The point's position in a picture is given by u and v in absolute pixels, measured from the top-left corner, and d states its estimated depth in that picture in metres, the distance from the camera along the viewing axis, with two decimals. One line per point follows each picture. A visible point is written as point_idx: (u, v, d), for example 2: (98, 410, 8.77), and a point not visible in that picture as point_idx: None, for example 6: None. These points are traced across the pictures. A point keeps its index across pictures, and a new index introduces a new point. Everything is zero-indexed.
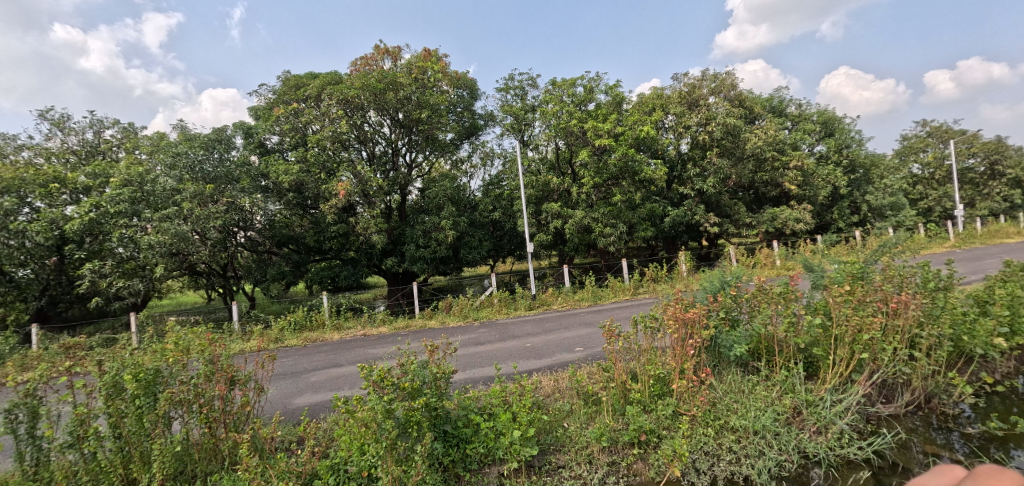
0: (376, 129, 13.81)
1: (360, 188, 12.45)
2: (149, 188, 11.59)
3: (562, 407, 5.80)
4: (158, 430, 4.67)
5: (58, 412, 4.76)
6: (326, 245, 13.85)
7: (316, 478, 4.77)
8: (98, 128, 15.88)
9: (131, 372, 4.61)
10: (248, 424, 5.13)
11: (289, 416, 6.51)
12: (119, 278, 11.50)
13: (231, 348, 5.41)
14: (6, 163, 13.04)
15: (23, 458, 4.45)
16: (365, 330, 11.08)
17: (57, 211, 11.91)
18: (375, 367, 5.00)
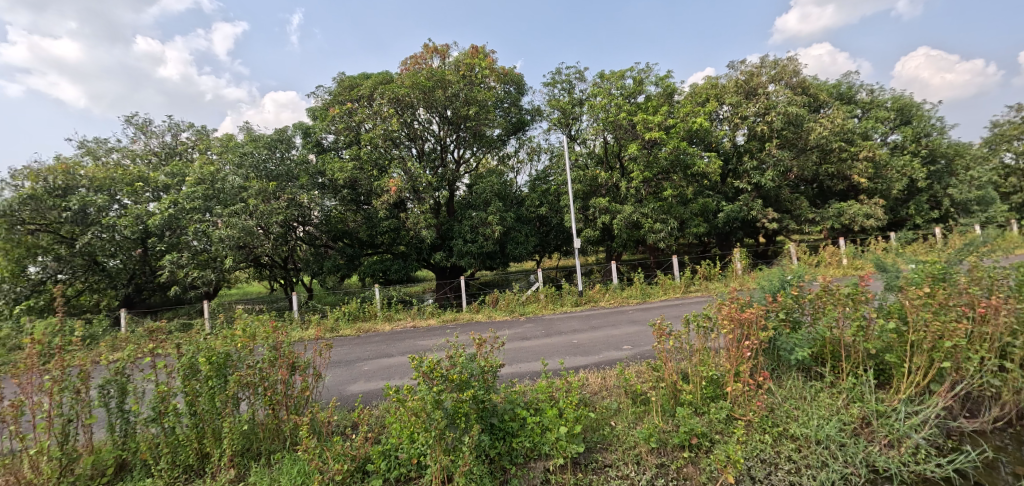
0: (426, 127, 14.00)
1: (410, 184, 12.69)
2: (220, 187, 12.42)
3: (609, 406, 5.67)
4: (228, 409, 4.94)
5: (142, 388, 5.14)
6: (378, 239, 14.22)
7: (369, 464, 4.88)
8: (176, 130, 17.06)
9: (204, 355, 4.91)
10: (306, 407, 5.36)
11: (344, 402, 6.71)
12: (194, 268, 12.26)
13: (292, 336, 5.64)
14: (97, 164, 14.24)
15: (113, 428, 4.92)
16: (414, 322, 11.31)
17: (140, 207, 12.90)
18: (424, 359, 5.04)
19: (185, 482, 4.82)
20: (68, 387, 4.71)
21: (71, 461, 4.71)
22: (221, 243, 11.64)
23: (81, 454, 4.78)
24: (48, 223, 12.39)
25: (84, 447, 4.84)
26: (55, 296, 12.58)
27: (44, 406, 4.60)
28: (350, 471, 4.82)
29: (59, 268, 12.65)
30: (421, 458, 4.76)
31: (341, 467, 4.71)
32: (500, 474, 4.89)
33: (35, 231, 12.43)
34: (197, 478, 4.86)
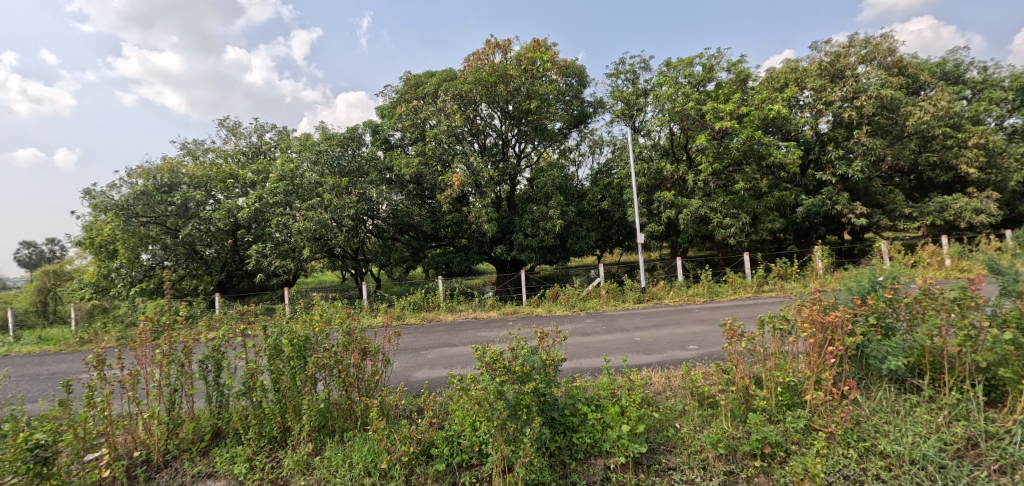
0: (488, 122, 14.04)
1: (472, 179, 12.79)
2: (298, 183, 13.16)
3: (674, 406, 5.41)
4: (306, 388, 5.24)
5: (235, 364, 5.55)
6: (442, 232, 14.48)
7: (433, 448, 4.98)
8: (261, 131, 18.27)
9: (287, 337, 5.21)
10: (375, 391, 5.56)
11: (411, 387, 6.90)
12: (276, 258, 13.22)
13: (364, 322, 5.87)
14: (195, 163, 15.51)
15: (210, 399, 5.35)
16: (476, 313, 11.46)
17: (230, 202, 14.04)
18: (488, 349, 5.10)
19: (268, 454, 5.13)
20: (175, 360, 5.24)
21: (176, 425, 5.29)
22: (301, 235, 12.42)
23: (183, 421, 5.34)
24: (156, 216, 13.73)
25: (185, 414, 5.41)
26: (162, 281, 13.84)
27: (156, 376, 5.22)
28: (415, 453, 4.93)
29: (165, 256, 13.82)
30: (483, 446, 4.76)
31: (407, 449, 4.84)
32: (560, 468, 4.80)
33: (146, 223, 13.73)
34: (279, 450, 5.16)
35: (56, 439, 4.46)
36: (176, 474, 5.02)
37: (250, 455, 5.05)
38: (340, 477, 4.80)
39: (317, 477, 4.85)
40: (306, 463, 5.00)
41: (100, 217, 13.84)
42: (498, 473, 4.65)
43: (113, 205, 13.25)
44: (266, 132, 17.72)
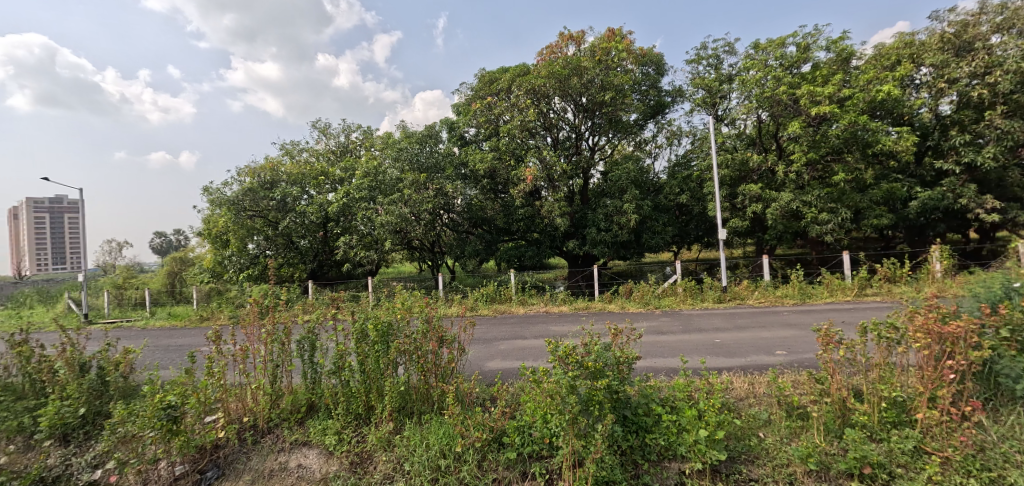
0: (561, 115, 13.82)
1: (545, 173, 12.67)
2: (381, 179, 13.79)
3: (758, 416, 4.98)
4: (388, 371, 5.48)
5: (326, 346, 5.95)
6: (514, 226, 14.48)
7: (504, 436, 5.02)
8: (348, 131, 19.27)
9: (372, 323, 5.48)
10: (451, 378, 5.72)
11: (485, 377, 6.96)
12: (361, 249, 13.87)
13: (440, 311, 6.09)
14: (292, 161, 16.69)
15: (306, 376, 5.77)
16: (547, 307, 11.37)
17: (322, 197, 15.00)
18: (560, 344, 5.00)
19: (354, 429, 5.41)
20: (277, 339, 5.81)
21: (276, 396, 5.76)
22: (383, 228, 13.01)
23: (282, 393, 5.80)
24: (260, 210, 14.94)
25: (284, 388, 5.88)
26: (265, 268, 15.07)
27: (260, 353, 5.81)
28: (487, 440, 5.00)
29: (267, 246, 15.05)
30: (554, 439, 4.71)
31: (480, 435, 4.93)
32: (632, 468, 4.64)
33: (253, 216, 14.96)
34: (364, 426, 5.42)
35: (184, 402, 4.96)
36: (277, 440, 5.46)
37: (339, 429, 5.36)
38: (417, 457, 4.97)
39: (398, 454, 5.06)
40: (388, 441, 5.22)
41: (215, 211, 15.28)
42: (568, 466, 4.60)
43: (226, 201, 14.51)
44: (354, 132, 18.72)
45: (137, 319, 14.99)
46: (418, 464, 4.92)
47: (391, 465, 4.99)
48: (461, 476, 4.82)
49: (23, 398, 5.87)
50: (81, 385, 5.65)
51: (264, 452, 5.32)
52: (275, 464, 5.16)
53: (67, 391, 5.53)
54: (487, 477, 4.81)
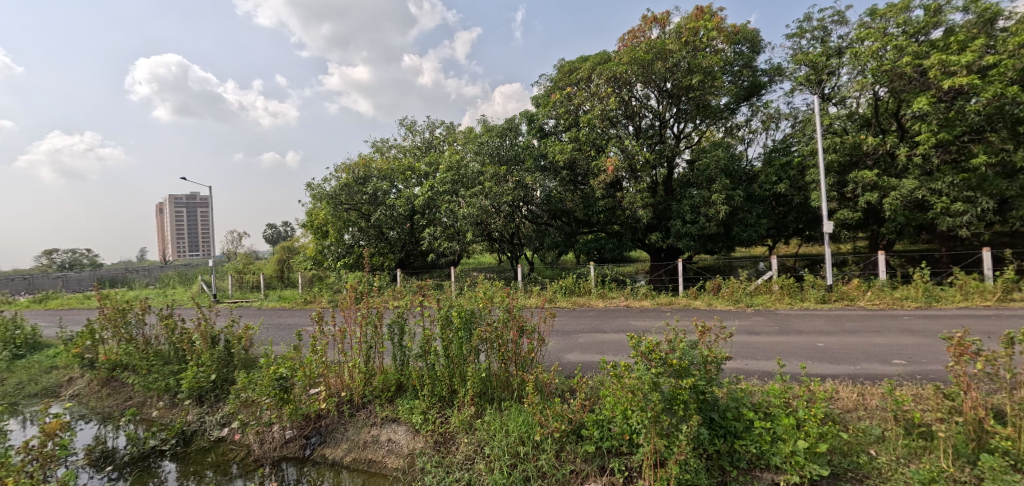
0: (644, 103, 13.15)
1: (626, 163, 12.18)
2: (463, 172, 14.04)
3: (869, 430, 4.46)
4: (471, 357, 5.54)
5: (414, 331, 6.11)
6: (594, 218, 14.08)
7: (583, 429, 4.90)
8: (433, 127, 19.82)
9: (456, 310, 5.56)
10: (531, 367, 5.67)
11: (564, 368, 6.81)
12: (444, 240, 14.29)
13: (521, 301, 6.09)
14: (382, 157, 17.49)
15: (395, 357, 5.94)
16: (627, 301, 10.97)
17: (409, 191, 15.60)
18: (643, 339, 4.74)
19: (438, 410, 5.52)
20: (371, 321, 6.06)
21: (369, 375, 6.00)
22: (465, 220, 13.31)
23: (374, 372, 6.03)
24: (354, 204, 15.82)
25: (376, 368, 6.09)
26: (359, 257, 16.00)
27: (357, 334, 6.12)
28: (566, 431, 4.94)
29: (360, 237, 15.93)
30: (635, 437, 4.53)
31: (558, 426, 4.89)
32: (718, 474, 4.39)
33: (348, 209, 15.92)
34: (447, 408, 5.51)
35: (293, 374, 5.75)
36: (370, 415, 5.74)
37: (424, 409, 5.49)
38: (497, 441, 5.02)
39: (478, 438, 5.13)
40: (470, 424, 5.30)
41: (317, 205, 16.46)
42: (649, 465, 4.41)
43: (325, 196, 15.59)
44: (438, 128, 19.25)
45: (252, 299, 16.66)
46: (498, 448, 4.98)
47: (472, 447, 5.09)
48: (540, 464, 4.82)
49: (168, 363, 6.92)
50: (212, 354, 6.51)
51: (358, 423, 5.70)
52: (368, 437, 5.56)
53: (201, 359, 6.45)
54: (564, 469, 4.77)
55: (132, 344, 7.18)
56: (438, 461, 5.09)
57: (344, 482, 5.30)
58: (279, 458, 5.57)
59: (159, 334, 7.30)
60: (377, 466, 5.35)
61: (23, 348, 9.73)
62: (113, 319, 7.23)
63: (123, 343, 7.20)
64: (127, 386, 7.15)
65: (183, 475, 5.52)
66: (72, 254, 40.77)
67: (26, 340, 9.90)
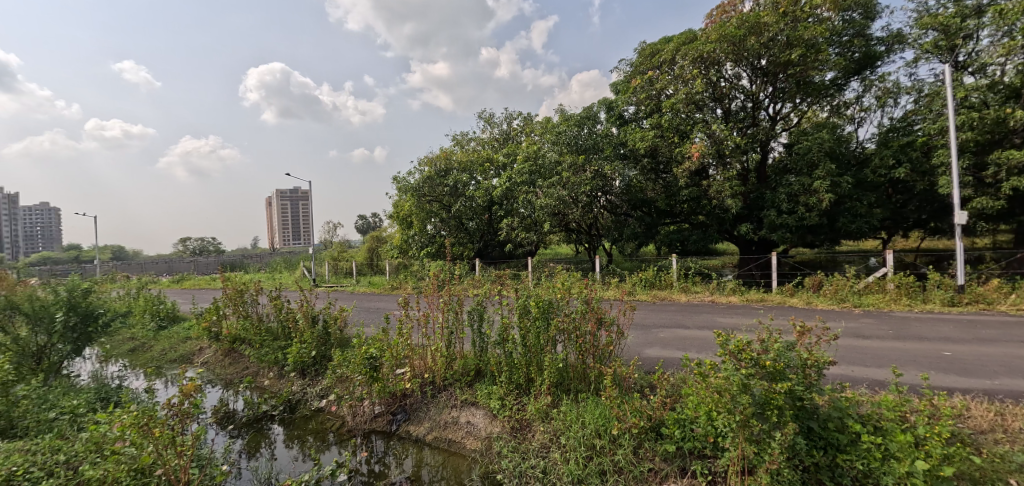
0: (734, 83, 12.17)
1: (714, 149, 11.35)
2: (541, 162, 13.86)
3: (1010, 457, 3.83)
4: (548, 347, 5.46)
5: (493, 318, 6.14)
6: (678, 208, 13.34)
7: (662, 427, 4.62)
8: (511, 119, 19.78)
9: (534, 299, 5.49)
10: (609, 360, 5.47)
11: (644, 363, 6.50)
12: (522, 230, 14.31)
13: (600, 293, 5.87)
14: (462, 150, 17.76)
15: (475, 343, 6.07)
16: (713, 297, 10.28)
17: (487, 182, 15.80)
18: (732, 336, 4.40)
19: (516, 397, 5.48)
20: (452, 308, 6.19)
21: (450, 359, 6.11)
22: (542, 211, 13.24)
23: (455, 357, 6.15)
24: (437, 196, 16.26)
25: (456, 352, 6.22)
26: (442, 246, 16.45)
27: (439, 319, 6.28)
28: (644, 428, 4.67)
29: (442, 227, 16.32)
30: (720, 441, 4.23)
31: (637, 422, 4.63)
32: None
33: (430, 201, 16.39)
34: (524, 396, 5.46)
35: (381, 354, 5.95)
36: (451, 397, 5.85)
37: (502, 395, 5.47)
38: (573, 432, 4.89)
39: (554, 427, 5.02)
40: (546, 413, 5.20)
41: (402, 197, 17.14)
42: (735, 472, 4.11)
43: (410, 188, 16.20)
44: (515, 120, 19.17)
45: (346, 285, 17.83)
46: (575, 439, 4.84)
47: (548, 436, 4.99)
48: (616, 459, 4.61)
49: (277, 339, 7.48)
50: (312, 332, 7.06)
51: (439, 404, 5.82)
52: (449, 417, 5.64)
53: (303, 337, 6.98)
54: (642, 466, 4.52)
55: (249, 320, 7.95)
56: (514, 447, 5.04)
57: (426, 457, 5.39)
58: (369, 431, 5.80)
59: (269, 312, 8.01)
60: (456, 446, 5.40)
61: (165, 320, 11.07)
62: (234, 298, 8.09)
63: (241, 318, 8.01)
64: (244, 357, 7.87)
65: (290, 438, 5.90)
66: (201, 241, 45.95)
67: (168, 313, 11.27)
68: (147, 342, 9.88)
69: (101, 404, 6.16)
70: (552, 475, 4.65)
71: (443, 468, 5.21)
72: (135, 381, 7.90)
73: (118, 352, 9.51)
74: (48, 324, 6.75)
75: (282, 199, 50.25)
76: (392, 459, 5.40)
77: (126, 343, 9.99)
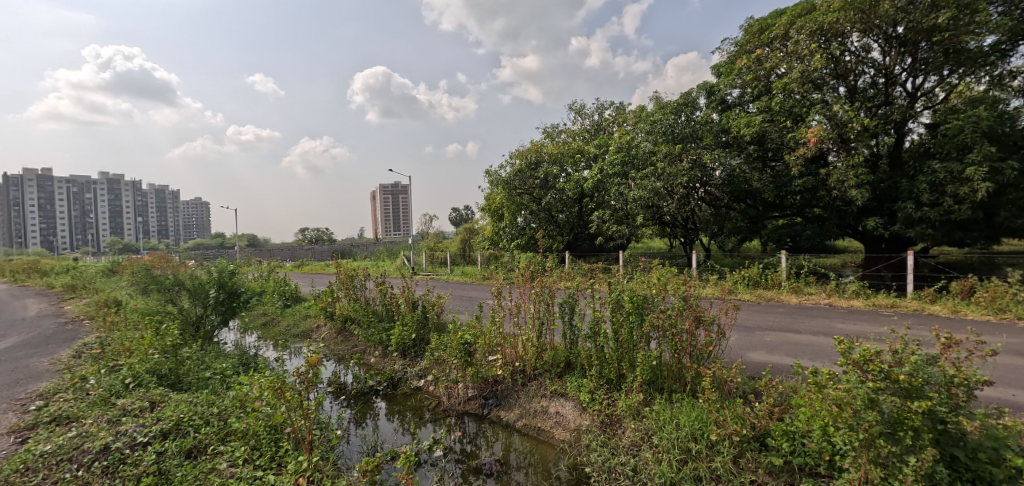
0: (862, 56, 10.68)
1: (835, 133, 10.09)
2: (635, 153, 13.28)
3: None
4: (641, 344, 5.17)
5: (585, 311, 5.94)
6: (789, 200, 12.11)
7: (768, 438, 4.18)
8: (603, 109, 19.17)
9: (628, 294, 5.23)
10: (707, 362, 5.07)
11: (750, 368, 5.95)
12: (613, 223, 13.92)
13: (700, 289, 5.44)
14: (553, 141, 17.56)
15: (565, 335, 5.91)
16: (830, 299, 9.22)
17: (578, 174, 15.42)
18: (856, 345, 3.83)
19: (607, 392, 5.28)
20: (543, 299, 6.09)
21: (541, 349, 6.05)
22: (635, 203, 12.75)
23: (546, 347, 6.07)
24: (528, 188, 16.30)
25: (547, 343, 6.15)
26: (532, 238, 16.44)
27: (531, 309, 6.23)
28: (747, 437, 4.26)
29: (532, 220, 16.34)
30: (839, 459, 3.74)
31: (738, 429, 4.25)
32: None
33: (521, 194, 16.46)
34: (615, 391, 5.24)
35: (475, 340, 6.02)
36: (540, 387, 5.77)
37: (592, 388, 5.31)
38: (667, 433, 4.57)
39: (646, 426, 4.74)
40: (637, 411, 4.93)
41: (494, 189, 17.41)
42: None
43: (502, 181, 16.38)
44: (608, 109, 18.55)
45: (442, 273, 18.58)
46: (668, 441, 4.52)
47: (639, 434, 4.71)
48: (714, 466, 4.23)
49: (381, 320, 7.91)
50: (413, 316, 7.39)
51: (529, 393, 5.75)
52: (539, 406, 5.56)
53: (405, 320, 7.33)
54: (743, 477, 4.11)
55: (358, 302, 8.52)
56: (604, 442, 4.82)
57: (515, 443, 5.35)
58: (462, 412, 5.89)
59: (375, 297, 8.51)
60: (545, 435, 5.30)
61: (290, 299, 12.25)
62: (346, 282, 8.78)
63: (351, 300, 8.62)
64: (354, 336, 8.43)
65: (391, 412, 6.16)
66: (318, 231, 50.64)
67: (291, 294, 12.47)
68: (276, 318, 11.01)
69: (243, 368, 6.89)
70: (642, 474, 4.37)
71: (531, 454, 5.14)
72: (268, 351, 8.79)
73: (253, 325, 10.69)
74: (204, 298, 7.70)
75: (385, 192, 53.68)
76: (483, 441, 5.42)
77: (259, 317, 11.22)
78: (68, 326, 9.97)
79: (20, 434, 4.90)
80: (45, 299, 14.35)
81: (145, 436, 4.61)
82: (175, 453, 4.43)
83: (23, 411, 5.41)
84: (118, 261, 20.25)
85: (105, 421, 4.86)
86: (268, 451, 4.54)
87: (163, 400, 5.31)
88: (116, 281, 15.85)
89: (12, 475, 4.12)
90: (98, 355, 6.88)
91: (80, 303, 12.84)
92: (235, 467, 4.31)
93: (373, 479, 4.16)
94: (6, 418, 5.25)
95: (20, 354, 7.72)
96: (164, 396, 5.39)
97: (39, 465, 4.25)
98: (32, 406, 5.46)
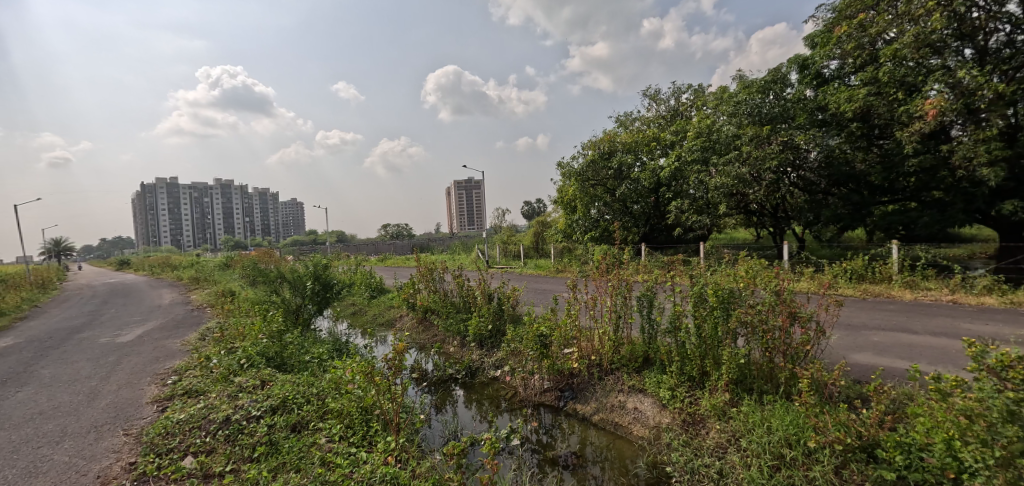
0: (994, 12, 9.21)
1: (960, 102, 8.80)
2: (716, 138, 12.47)
3: None
4: (727, 341, 4.80)
5: (665, 305, 5.61)
6: (899, 183, 10.81)
7: (877, 449, 3.69)
8: (680, 92, 18.20)
9: (712, 287, 4.87)
10: (804, 362, 4.59)
11: (855, 371, 5.35)
12: (694, 213, 13.24)
13: (795, 283, 4.91)
14: (627, 129, 16.99)
15: (643, 330, 5.63)
16: (953, 296, 8.10)
17: (654, 163, 14.78)
18: (990, 349, 3.30)
19: (689, 390, 4.96)
20: (620, 292, 5.84)
21: (618, 343, 5.80)
22: (718, 191, 12.01)
23: (623, 341, 5.81)
24: (601, 179, 15.87)
25: (625, 337, 5.88)
26: (607, 230, 16.05)
27: (608, 303, 5.98)
28: (851, 446, 3.79)
29: (607, 211, 15.94)
30: (966, 479, 3.16)
31: (841, 437, 3.80)
32: None
33: (595, 185, 16.09)
34: (698, 389, 4.91)
35: (551, 333, 5.90)
36: (618, 381, 5.54)
37: (672, 385, 5.01)
38: (757, 437, 4.19)
39: (733, 428, 4.38)
40: (723, 411, 4.57)
41: (567, 181, 17.18)
42: None
43: (575, 173, 16.12)
44: (685, 92, 17.58)
45: (517, 266, 18.72)
46: (758, 444, 4.15)
47: (725, 436, 4.37)
48: (812, 476, 3.83)
49: (459, 311, 8.04)
50: (489, 308, 7.43)
51: (606, 387, 5.55)
52: (616, 401, 5.35)
53: (481, 311, 7.38)
54: None
55: (437, 294, 8.72)
56: (686, 441, 4.52)
57: (591, 437, 5.17)
58: (538, 404, 5.81)
59: (453, 289, 8.67)
60: (623, 431, 5.09)
61: (375, 290, 12.86)
62: (425, 274, 9.00)
63: (431, 291, 8.84)
64: (434, 326, 8.62)
65: (469, 400, 6.21)
66: (399, 227, 53.10)
67: (376, 285, 13.08)
68: (363, 308, 11.60)
69: (337, 353, 7.27)
70: (729, 478, 4.03)
71: (608, 450, 4.94)
72: (357, 338, 9.26)
73: (343, 314, 11.35)
74: (302, 289, 8.19)
75: (460, 188, 55.02)
76: (559, 433, 5.29)
77: (349, 307, 11.90)
78: (193, 312, 11.16)
79: (161, 403, 5.47)
80: (177, 289, 16.28)
81: (258, 410, 4.97)
82: (282, 427, 4.71)
83: (162, 384, 6.06)
84: (231, 255, 22.50)
85: (225, 395, 5.29)
86: (360, 430, 4.68)
87: (271, 379, 5.70)
88: (228, 273, 17.55)
89: (156, 438, 4.61)
90: (218, 337, 7.58)
91: (203, 292, 14.37)
92: (333, 443, 4.50)
93: (458, 462, 4.07)
94: (150, 389, 5.89)
95: (158, 335, 8.72)
96: (272, 376, 5.80)
97: (176, 430, 4.72)
98: (169, 380, 6.10)
